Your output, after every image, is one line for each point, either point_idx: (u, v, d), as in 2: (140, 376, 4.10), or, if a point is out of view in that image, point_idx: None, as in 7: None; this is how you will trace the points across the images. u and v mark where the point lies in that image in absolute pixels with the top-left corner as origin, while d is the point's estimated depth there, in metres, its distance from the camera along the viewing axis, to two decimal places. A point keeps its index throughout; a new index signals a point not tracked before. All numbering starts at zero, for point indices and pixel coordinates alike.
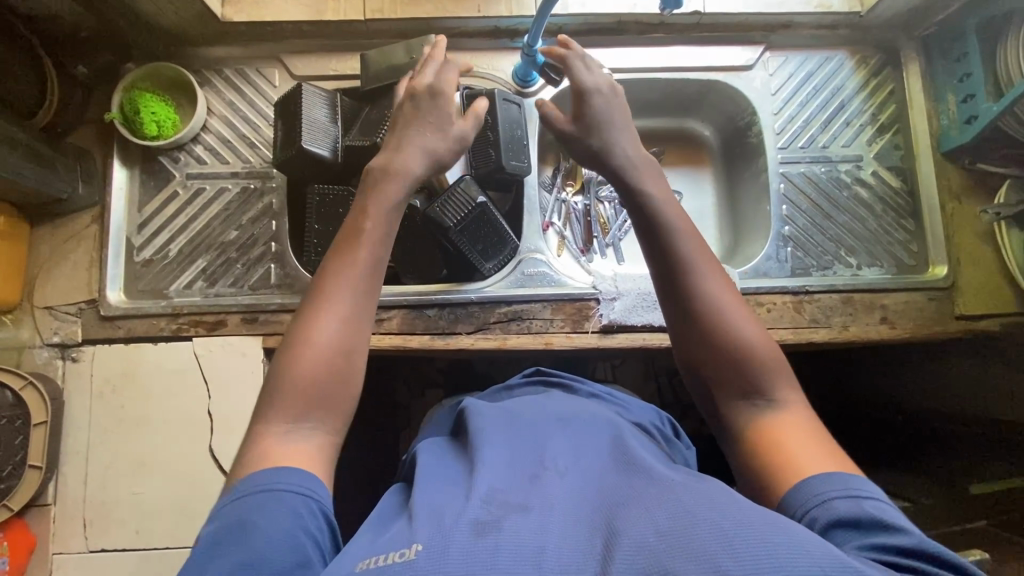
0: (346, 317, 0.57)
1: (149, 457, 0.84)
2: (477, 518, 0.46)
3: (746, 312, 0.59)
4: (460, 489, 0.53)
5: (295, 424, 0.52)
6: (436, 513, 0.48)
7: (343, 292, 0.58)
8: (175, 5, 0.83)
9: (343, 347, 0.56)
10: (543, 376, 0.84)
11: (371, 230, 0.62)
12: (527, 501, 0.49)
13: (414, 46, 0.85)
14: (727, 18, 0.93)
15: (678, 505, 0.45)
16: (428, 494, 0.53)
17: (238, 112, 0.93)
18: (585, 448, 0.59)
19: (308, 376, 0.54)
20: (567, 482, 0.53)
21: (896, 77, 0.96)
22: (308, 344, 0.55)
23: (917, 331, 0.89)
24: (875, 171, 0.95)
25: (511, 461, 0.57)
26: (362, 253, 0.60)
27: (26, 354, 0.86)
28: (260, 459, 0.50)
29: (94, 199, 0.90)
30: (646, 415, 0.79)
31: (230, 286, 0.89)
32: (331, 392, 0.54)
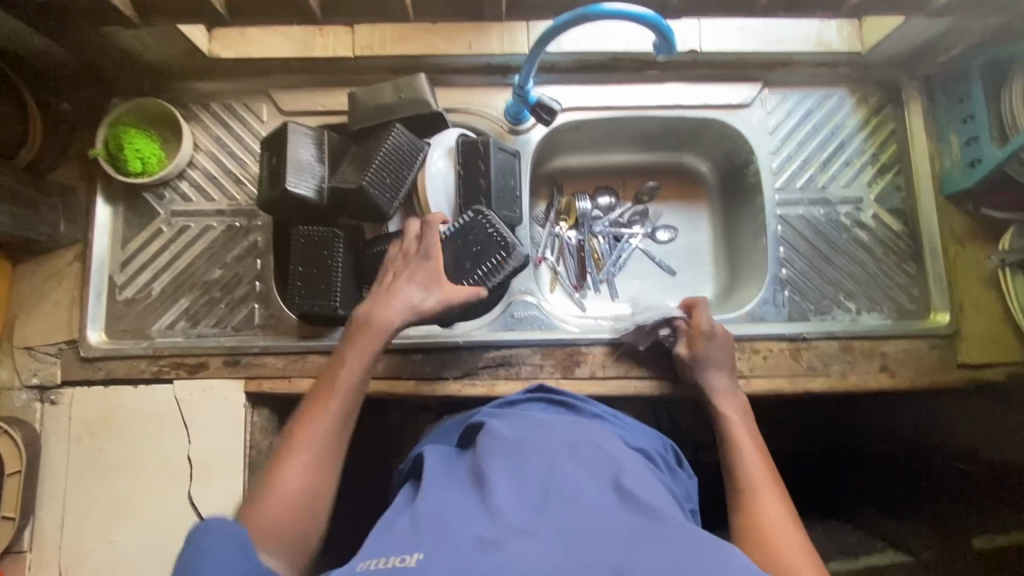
0: (312, 464, 0.60)
1: (127, 503, 0.82)
2: (482, 537, 0.45)
3: (801, 533, 0.61)
4: (466, 504, 0.51)
5: (299, 468, 0.59)
6: (443, 525, 0.47)
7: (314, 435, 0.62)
8: (160, 44, 0.82)
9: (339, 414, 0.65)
10: (548, 394, 0.76)
11: (377, 327, 0.71)
12: (531, 525, 0.47)
13: (402, 85, 0.83)
14: (723, 56, 0.91)
15: (683, 561, 0.42)
16: (434, 497, 0.52)
17: (225, 148, 0.91)
18: (594, 461, 0.56)
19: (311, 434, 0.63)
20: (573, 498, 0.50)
21: (897, 116, 0.94)
22: (314, 412, 0.64)
23: (917, 381, 0.86)
24: (875, 213, 0.92)
25: (520, 471, 0.54)
26: (365, 346, 0.70)
27: (4, 396, 0.85)
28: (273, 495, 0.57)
29: (77, 236, 0.89)
30: (651, 440, 0.74)
31: (213, 327, 0.87)
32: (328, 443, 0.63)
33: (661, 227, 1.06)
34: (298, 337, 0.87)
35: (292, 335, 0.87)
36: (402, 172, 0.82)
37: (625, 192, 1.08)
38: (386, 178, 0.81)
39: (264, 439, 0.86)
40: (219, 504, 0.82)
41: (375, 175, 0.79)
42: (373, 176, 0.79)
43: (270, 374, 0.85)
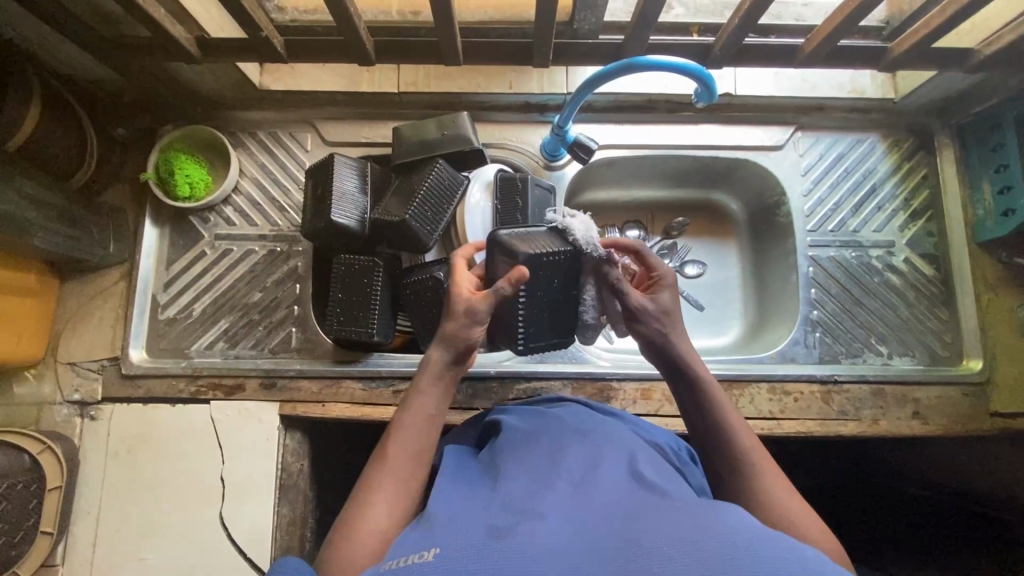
0: (396, 500, 0.58)
1: (159, 522, 0.83)
2: (494, 526, 0.45)
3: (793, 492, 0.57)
4: (477, 504, 0.50)
5: (383, 506, 0.57)
6: (456, 524, 0.47)
7: (397, 472, 0.59)
8: (217, 76, 0.85)
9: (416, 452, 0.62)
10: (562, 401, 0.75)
11: (445, 361, 0.68)
12: (539, 509, 0.47)
13: (446, 121, 0.86)
14: (758, 100, 0.92)
15: (690, 524, 0.41)
16: (447, 500, 0.52)
17: (269, 175, 0.94)
18: (601, 462, 0.55)
19: (391, 469, 0.60)
20: (580, 492, 0.49)
21: (930, 162, 0.95)
22: (391, 447, 0.61)
23: (950, 428, 0.86)
24: (907, 257, 0.93)
25: (529, 474, 0.54)
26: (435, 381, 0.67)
27: (46, 410, 0.87)
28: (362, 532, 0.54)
29: (124, 256, 0.91)
30: (663, 436, 0.69)
31: (250, 349, 0.89)
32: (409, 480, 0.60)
33: (689, 262, 1.06)
34: (334, 361, 0.89)
35: (327, 360, 0.89)
36: (429, 195, 0.83)
37: (654, 226, 1.08)
38: (428, 212, 0.83)
39: (296, 462, 0.87)
40: (249, 527, 0.83)
41: (418, 209, 0.81)
42: (416, 209, 0.81)
43: (305, 398, 0.87)
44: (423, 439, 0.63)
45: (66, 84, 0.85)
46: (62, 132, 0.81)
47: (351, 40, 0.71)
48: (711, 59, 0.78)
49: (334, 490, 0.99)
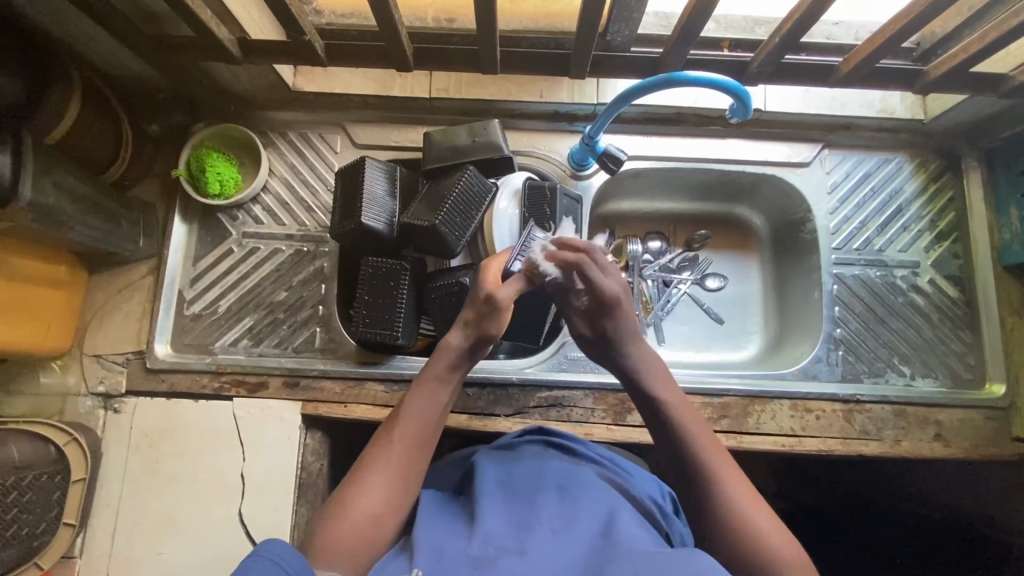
0: (389, 485, 0.60)
1: (178, 518, 0.83)
2: (477, 556, 0.51)
3: (761, 504, 0.59)
4: (461, 533, 0.55)
5: (374, 484, 0.59)
6: (436, 550, 0.52)
7: (394, 456, 0.62)
8: (253, 76, 0.86)
9: (415, 440, 0.64)
10: (548, 433, 0.76)
11: (452, 356, 0.70)
12: (514, 551, 0.50)
13: (477, 129, 0.87)
14: (788, 116, 0.93)
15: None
16: (427, 528, 0.55)
17: (298, 175, 0.95)
18: (583, 507, 0.58)
19: (388, 449, 0.62)
20: (558, 540, 0.53)
21: (956, 184, 0.95)
22: (391, 431, 0.64)
23: (972, 451, 0.85)
24: (932, 278, 0.93)
25: (506, 517, 0.57)
26: (443, 375, 0.69)
27: (70, 401, 0.87)
28: (350, 505, 0.57)
29: (152, 251, 0.92)
30: (649, 487, 0.72)
31: (274, 347, 0.90)
32: (404, 464, 0.62)
33: (710, 275, 1.06)
34: (357, 363, 0.89)
35: (350, 361, 0.89)
36: (455, 203, 0.83)
37: (676, 238, 1.08)
38: (457, 217, 0.83)
39: (316, 462, 0.87)
40: (267, 525, 0.83)
41: (448, 214, 0.82)
42: (446, 214, 0.82)
43: (327, 399, 0.87)
44: (424, 428, 0.65)
45: (104, 79, 0.86)
46: (100, 126, 0.82)
47: (392, 45, 0.72)
48: (747, 76, 0.79)
49: None
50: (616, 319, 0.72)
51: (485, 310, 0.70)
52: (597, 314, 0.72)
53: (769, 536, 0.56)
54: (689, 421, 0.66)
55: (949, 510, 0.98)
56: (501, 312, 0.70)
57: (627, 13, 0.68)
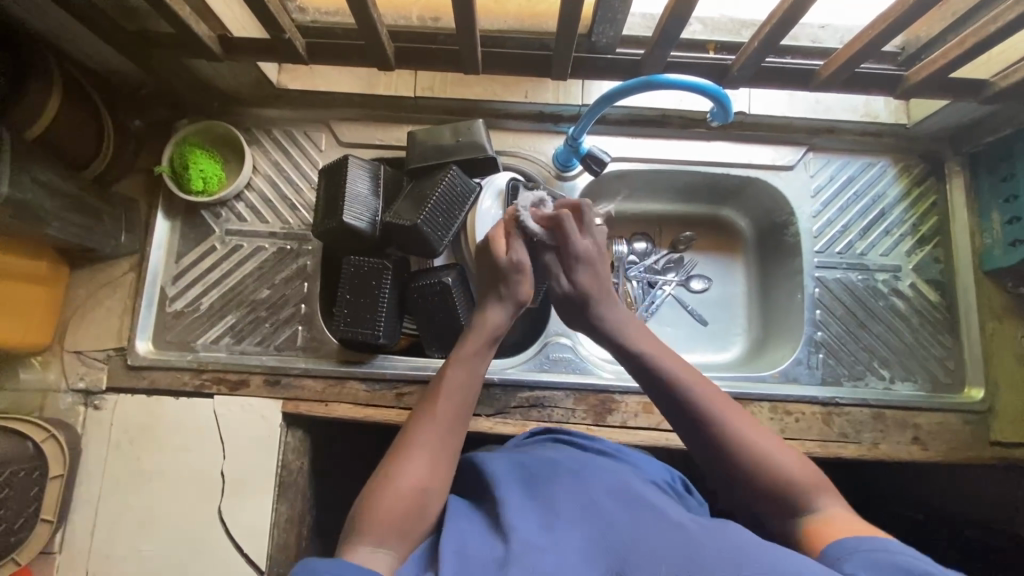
0: (432, 459, 0.60)
1: (156, 515, 0.83)
2: (505, 558, 0.48)
3: (788, 448, 0.60)
4: (483, 534, 0.53)
5: (418, 465, 0.58)
6: (462, 557, 0.49)
7: (436, 429, 0.62)
8: (236, 73, 0.86)
9: (453, 421, 0.64)
10: (552, 432, 0.75)
11: (484, 338, 0.71)
12: (546, 544, 0.49)
13: (461, 129, 0.87)
14: (772, 119, 0.93)
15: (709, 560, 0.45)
16: (450, 536, 0.52)
17: (282, 173, 0.95)
18: (602, 488, 0.56)
19: (428, 429, 0.62)
20: (583, 525, 0.51)
21: (939, 188, 0.96)
22: (430, 412, 0.64)
23: (950, 455, 0.86)
24: (914, 282, 0.93)
25: (528, 506, 0.55)
26: (475, 358, 0.69)
27: (50, 397, 0.87)
28: (396, 487, 0.56)
29: (135, 247, 0.92)
30: (660, 469, 0.70)
31: (256, 345, 0.90)
32: (444, 444, 0.62)
33: (695, 276, 1.06)
34: (338, 362, 0.89)
35: (332, 360, 0.89)
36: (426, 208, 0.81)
37: (661, 239, 1.08)
38: (439, 217, 0.83)
39: (296, 460, 0.87)
40: (247, 523, 0.83)
41: (430, 214, 0.82)
42: (427, 214, 0.82)
43: (308, 397, 0.87)
44: (462, 405, 0.66)
45: (86, 74, 0.85)
46: (81, 121, 0.81)
47: (373, 44, 0.72)
48: (728, 80, 0.79)
49: (331, 489, 1.00)
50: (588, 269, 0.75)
51: (509, 270, 0.73)
52: (572, 266, 0.75)
53: (790, 464, 0.58)
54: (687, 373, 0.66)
55: (928, 511, 0.99)
56: (523, 270, 0.73)
57: (609, 14, 0.68)
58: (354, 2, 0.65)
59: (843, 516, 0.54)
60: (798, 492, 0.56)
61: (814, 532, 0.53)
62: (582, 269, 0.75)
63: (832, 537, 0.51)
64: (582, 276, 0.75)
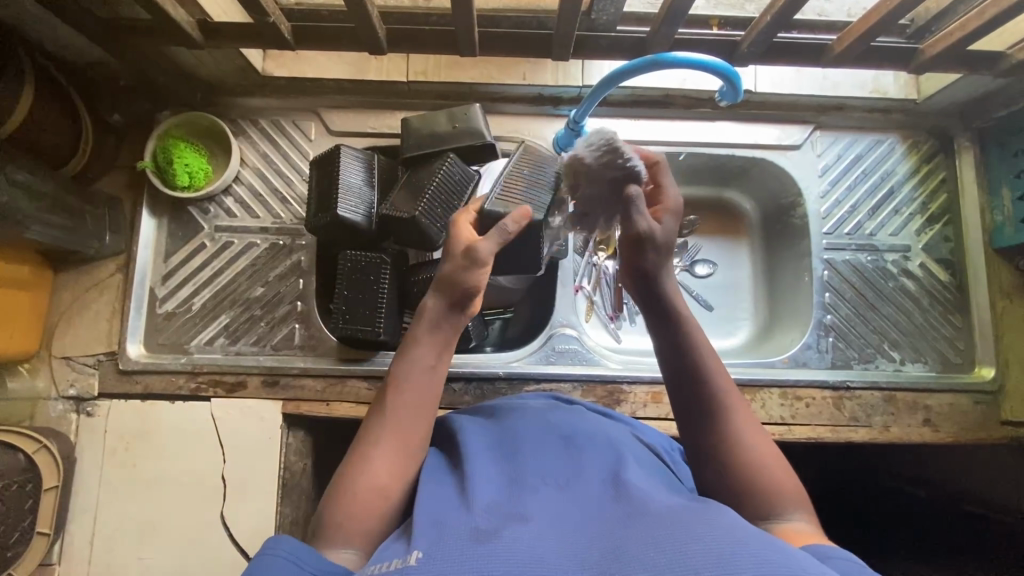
0: (394, 454, 0.56)
1: (157, 522, 0.81)
2: (478, 527, 0.44)
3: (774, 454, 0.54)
4: (454, 502, 0.49)
5: (382, 460, 0.55)
6: (435, 522, 0.46)
7: (405, 427, 0.57)
8: (218, 61, 0.82)
9: (415, 409, 0.58)
10: (559, 397, 0.73)
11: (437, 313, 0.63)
12: (525, 511, 0.46)
13: (457, 115, 0.84)
14: (778, 98, 0.90)
15: (683, 523, 0.41)
16: (426, 503, 0.49)
17: (271, 165, 0.91)
18: (591, 460, 0.54)
19: (391, 421, 0.57)
20: (564, 498, 0.48)
21: (948, 165, 0.93)
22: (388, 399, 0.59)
23: (960, 436, 0.85)
24: (923, 262, 0.92)
25: (504, 480, 0.52)
26: (434, 336, 0.63)
27: (40, 406, 0.84)
28: (357, 483, 0.53)
29: (121, 247, 0.88)
30: (658, 437, 0.67)
31: (252, 345, 0.87)
32: (405, 434, 0.57)
33: (699, 261, 1.04)
34: (338, 359, 0.87)
35: (331, 357, 0.87)
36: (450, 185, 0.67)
37: None
38: (438, 208, 0.80)
39: (298, 461, 0.86)
40: (251, 527, 0.81)
41: (428, 205, 0.78)
42: (426, 205, 0.78)
43: (309, 397, 0.85)
44: (424, 391, 0.60)
45: (57, 65, 0.81)
46: (56, 116, 0.77)
47: (364, 27, 0.68)
48: (737, 56, 0.75)
49: None
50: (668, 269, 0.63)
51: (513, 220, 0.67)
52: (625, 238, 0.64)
53: (772, 472, 0.52)
54: (696, 344, 0.60)
55: (934, 489, 0.99)
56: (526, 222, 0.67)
57: None
58: None
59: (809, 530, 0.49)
60: (767, 497, 0.51)
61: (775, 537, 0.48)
62: (665, 271, 0.63)
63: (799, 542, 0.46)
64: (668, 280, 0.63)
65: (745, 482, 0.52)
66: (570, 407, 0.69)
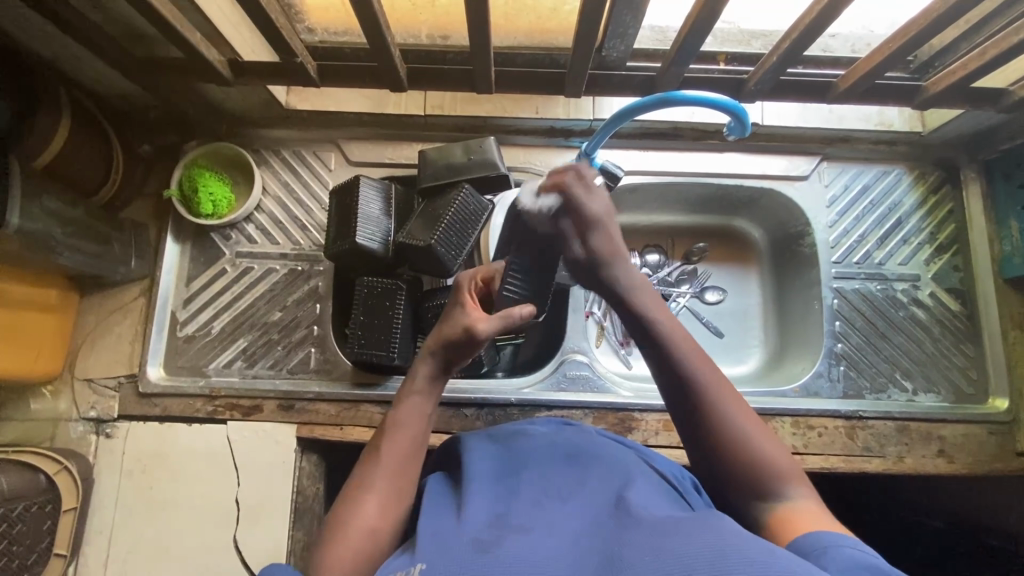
0: (384, 497, 0.56)
1: (171, 545, 0.82)
2: (480, 539, 0.45)
3: (767, 434, 0.56)
4: (458, 517, 0.50)
5: (375, 501, 0.56)
6: (440, 536, 0.47)
7: (395, 472, 0.58)
8: (246, 96, 0.86)
9: (405, 455, 0.60)
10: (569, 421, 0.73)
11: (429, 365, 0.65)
12: (528, 524, 0.47)
13: (472, 146, 0.87)
14: (786, 130, 0.92)
15: (678, 533, 0.41)
16: (432, 520, 0.50)
17: (292, 194, 0.94)
18: (594, 477, 0.55)
19: (383, 465, 0.59)
20: (566, 510, 0.49)
21: (956, 195, 0.95)
22: (381, 445, 0.61)
23: (976, 468, 0.84)
24: (933, 292, 0.92)
25: (508, 497, 0.53)
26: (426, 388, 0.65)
27: (61, 427, 0.86)
28: (348, 523, 0.54)
29: (145, 272, 0.91)
30: (670, 467, 0.66)
31: (269, 368, 0.89)
32: (395, 478, 0.58)
33: (709, 288, 1.05)
34: (353, 383, 0.88)
35: (346, 382, 0.88)
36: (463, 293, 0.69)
37: (674, 251, 1.07)
38: (452, 237, 0.82)
39: (311, 485, 0.86)
40: (263, 551, 0.81)
41: (443, 233, 0.81)
42: (441, 234, 0.80)
43: (323, 421, 0.86)
44: (415, 441, 0.61)
45: (94, 100, 0.85)
46: (90, 147, 0.80)
47: (386, 65, 0.72)
48: (744, 93, 0.78)
49: None
50: (601, 232, 0.64)
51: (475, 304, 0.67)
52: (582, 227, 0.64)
53: (770, 452, 0.55)
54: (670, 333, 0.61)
55: (952, 520, 0.98)
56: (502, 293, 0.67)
57: (623, 29, 0.67)
58: (367, 24, 0.64)
59: (815, 510, 0.51)
60: (772, 481, 0.53)
61: (781, 524, 0.51)
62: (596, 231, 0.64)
63: (799, 529, 0.49)
64: (597, 240, 0.64)
65: (749, 467, 0.54)
66: (581, 430, 0.69)
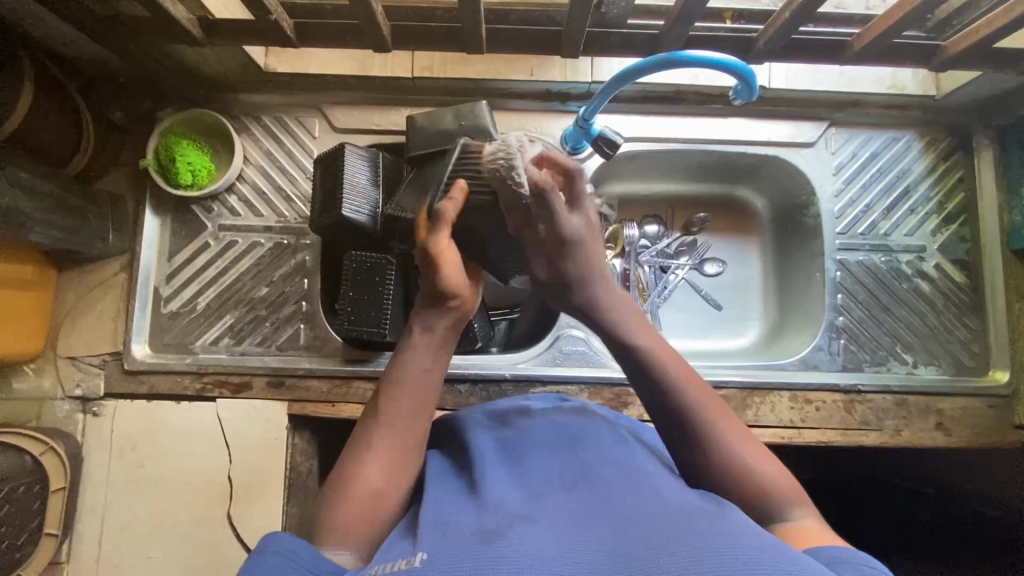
0: (389, 459, 0.54)
1: (165, 523, 0.81)
2: (485, 528, 0.43)
3: (760, 453, 0.53)
4: (459, 508, 0.48)
5: (380, 462, 0.54)
6: (442, 525, 0.45)
7: (399, 430, 0.56)
8: (222, 59, 0.80)
9: (410, 413, 0.57)
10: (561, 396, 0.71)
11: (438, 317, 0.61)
12: (531, 513, 0.45)
13: (463, 111, 0.82)
14: (793, 94, 0.87)
15: (695, 529, 0.40)
16: (433, 506, 0.49)
17: (275, 162, 0.89)
18: (602, 460, 0.53)
19: (387, 422, 0.56)
20: (571, 498, 0.48)
21: (966, 162, 0.91)
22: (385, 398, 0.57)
23: (972, 441, 0.84)
24: (938, 263, 0.90)
25: (510, 483, 0.51)
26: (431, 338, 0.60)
27: (47, 406, 0.84)
28: (352, 486, 0.52)
29: (125, 246, 0.88)
30: None
31: (258, 345, 0.86)
32: (400, 436, 0.55)
33: (709, 260, 1.02)
34: (344, 360, 0.86)
35: (337, 358, 0.86)
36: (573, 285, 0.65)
37: (673, 221, 1.03)
38: None
39: (304, 462, 0.86)
40: (258, 527, 0.81)
41: None
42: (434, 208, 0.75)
43: (314, 398, 0.84)
44: (420, 396, 0.58)
45: (58, 63, 0.79)
46: (55, 114, 0.75)
47: (368, 24, 0.67)
48: (753, 54, 0.73)
49: None
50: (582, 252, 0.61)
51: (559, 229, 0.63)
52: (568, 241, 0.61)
53: (765, 470, 0.52)
54: (659, 348, 0.58)
55: (942, 487, 0.98)
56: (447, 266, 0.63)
57: None
58: None
59: (817, 528, 0.48)
60: (772, 501, 0.50)
61: (784, 538, 0.48)
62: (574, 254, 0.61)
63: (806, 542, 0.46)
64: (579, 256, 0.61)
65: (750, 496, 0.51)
66: (584, 406, 0.67)
